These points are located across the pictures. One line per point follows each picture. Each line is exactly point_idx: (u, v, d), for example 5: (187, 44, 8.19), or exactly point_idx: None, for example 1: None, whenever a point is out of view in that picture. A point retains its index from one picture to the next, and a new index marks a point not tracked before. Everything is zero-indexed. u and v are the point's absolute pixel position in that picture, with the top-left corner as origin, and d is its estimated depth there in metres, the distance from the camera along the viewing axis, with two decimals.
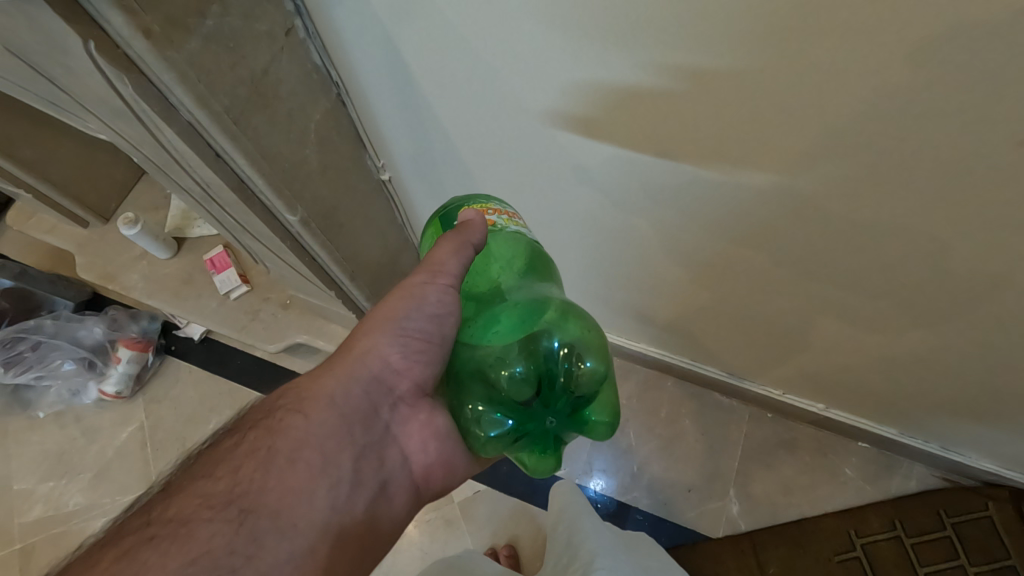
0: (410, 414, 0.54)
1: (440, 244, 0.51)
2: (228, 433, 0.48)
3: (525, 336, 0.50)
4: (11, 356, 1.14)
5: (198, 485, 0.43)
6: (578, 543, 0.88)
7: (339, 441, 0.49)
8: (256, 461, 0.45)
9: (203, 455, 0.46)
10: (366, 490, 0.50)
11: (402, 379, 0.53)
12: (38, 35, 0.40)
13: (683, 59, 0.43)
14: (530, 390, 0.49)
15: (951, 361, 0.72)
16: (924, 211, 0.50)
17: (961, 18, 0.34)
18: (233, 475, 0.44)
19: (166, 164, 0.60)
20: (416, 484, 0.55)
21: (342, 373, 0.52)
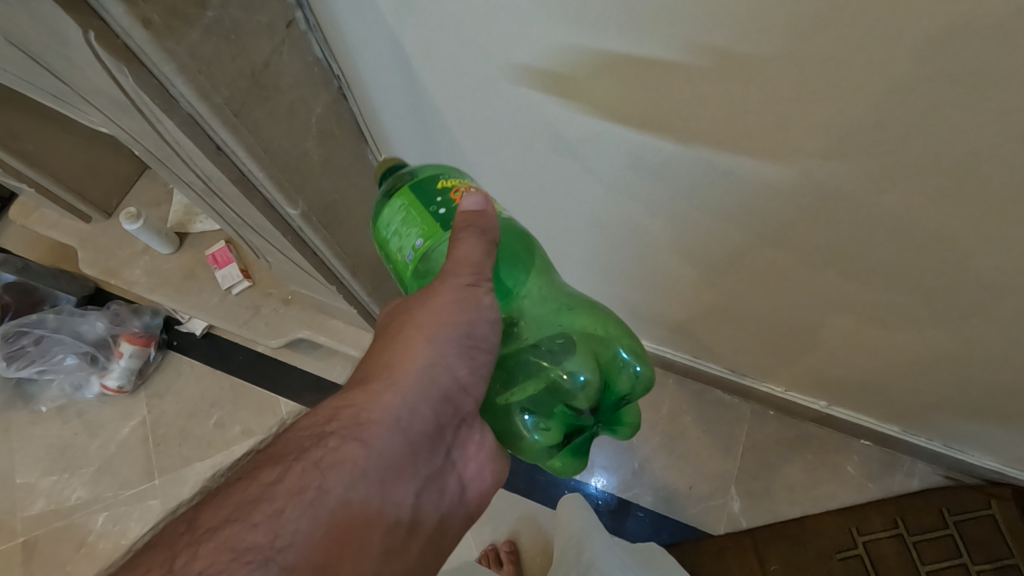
0: (467, 435, 0.48)
1: (462, 242, 0.42)
2: (259, 461, 0.37)
3: (581, 342, 0.54)
4: (15, 350, 1.15)
5: (231, 530, 0.34)
6: (590, 560, 0.88)
7: (401, 475, 0.41)
8: (304, 506, 0.35)
9: (224, 490, 0.36)
10: (422, 530, 0.43)
11: (467, 397, 0.46)
12: (39, 26, 0.40)
13: (700, 32, 0.41)
14: (592, 400, 0.54)
15: (955, 357, 0.71)
16: (927, 205, 0.50)
17: (960, 13, 0.33)
18: (275, 520, 0.35)
19: (167, 156, 0.60)
20: (471, 512, 0.49)
21: (407, 392, 0.42)
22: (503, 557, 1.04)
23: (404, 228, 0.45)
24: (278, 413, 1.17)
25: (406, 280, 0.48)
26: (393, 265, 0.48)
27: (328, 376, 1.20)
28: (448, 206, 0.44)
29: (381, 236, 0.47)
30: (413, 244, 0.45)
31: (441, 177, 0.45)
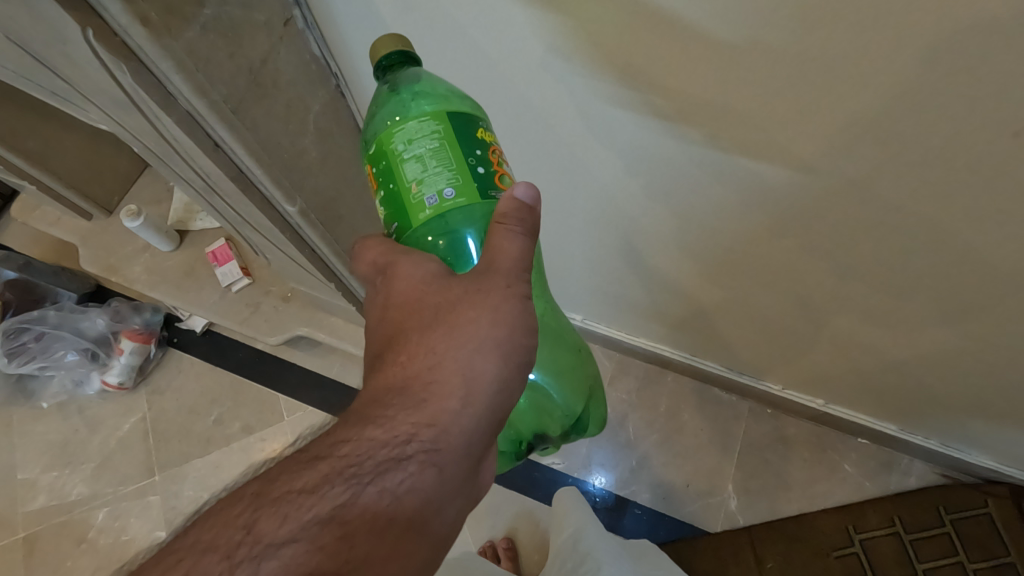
0: None
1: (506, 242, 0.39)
2: (321, 469, 0.34)
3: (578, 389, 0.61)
4: (15, 347, 1.15)
5: (290, 550, 0.31)
6: (585, 549, 0.89)
7: (463, 496, 0.38)
8: (372, 532, 0.33)
9: (281, 498, 0.33)
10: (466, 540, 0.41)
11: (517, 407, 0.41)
12: (38, 23, 0.40)
13: (698, 18, 0.40)
14: (566, 427, 0.63)
15: (950, 355, 0.71)
16: (919, 203, 0.50)
17: (941, 12, 0.34)
18: (341, 545, 0.32)
19: (166, 153, 0.60)
20: None
21: (480, 409, 0.38)
22: (500, 553, 1.05)
23: (435, 162, 0.40)
24: (277, 409, 1.18)
25: (399, 213, 0.42)
26: (395, 189, 0.41)
27: (328, 374, 1.21)
28: (485, 165, 0.41)
29: (396, 149, 0.41)
30: (441, 186, 0.40)
31: (480, 125, 0.43)
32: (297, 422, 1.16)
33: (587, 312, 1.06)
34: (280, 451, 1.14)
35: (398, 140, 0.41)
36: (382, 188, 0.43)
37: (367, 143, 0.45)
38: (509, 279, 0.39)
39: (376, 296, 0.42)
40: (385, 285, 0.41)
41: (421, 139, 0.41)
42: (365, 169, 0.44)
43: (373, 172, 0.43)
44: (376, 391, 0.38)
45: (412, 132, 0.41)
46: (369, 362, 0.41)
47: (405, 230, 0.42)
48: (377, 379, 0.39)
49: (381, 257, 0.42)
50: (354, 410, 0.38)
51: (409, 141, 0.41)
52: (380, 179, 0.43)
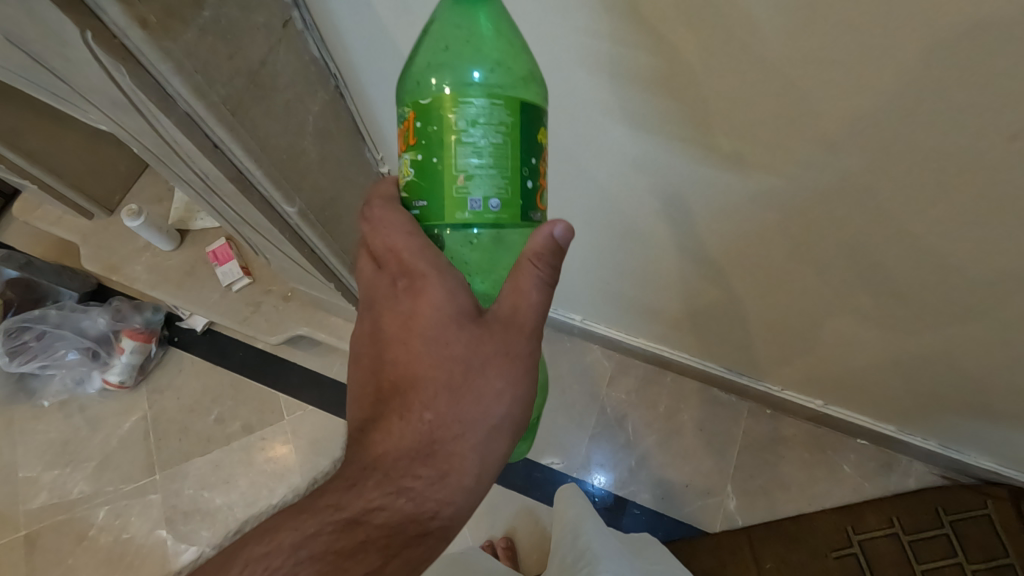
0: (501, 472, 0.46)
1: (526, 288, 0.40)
2: (355, 533, 0.39)
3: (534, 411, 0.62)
4: (16, 346, 1.15)
5: None
6: (584, 543, 0.88)
7: None
8: None
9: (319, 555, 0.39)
10: None
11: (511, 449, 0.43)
12: (38, 25, 0.41)
13: (695, 19, 0.40)
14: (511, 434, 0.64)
15: (948, 356, 0.71)
16: (915, 205, 0.50)
17: (937, 13, 0.34)
18: None
19: (166, 154, 0.60)
20: None
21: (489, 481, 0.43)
22: (499, 552, 1.05)
23: (493, 159, 0.39)
24: (277, 409, 1.18)
25: (436, 191, 0.40)
26: (439, 163, 0.39)
27: (327, 373, 1.21)
28: (535, 179, 0.41)
29: (455, 123, 0.38)
30: (488, 193, 0.39)
31: (542, 127, 0.41)
32: (297, 421, 1.17)
33: (586, 312, 1.06)
34: (283, 451, 1.15)
35: (462, 115, 0.38)
36: (423, 151, 0.40)
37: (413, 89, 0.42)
38: (521, 317, 0.40)
39: (391, 305, 0.42)
40: (405, 307, 0.41)
41: (487, 126, 0.38)
42: (406, 116, 0.41)
43: (418, 131, 0.40)
44: (400, 446, 0.41)
45: (480, 114, 0.38)
46: (385, 395, 0.42)
47: (435, 211, 0.40)
48: (399, 432, 0.41)
49: (400, 267, 0.41)
50: (377, 458, 0.41)
51: (473, 122, 0.38)
52: (426, 144, 0.39)
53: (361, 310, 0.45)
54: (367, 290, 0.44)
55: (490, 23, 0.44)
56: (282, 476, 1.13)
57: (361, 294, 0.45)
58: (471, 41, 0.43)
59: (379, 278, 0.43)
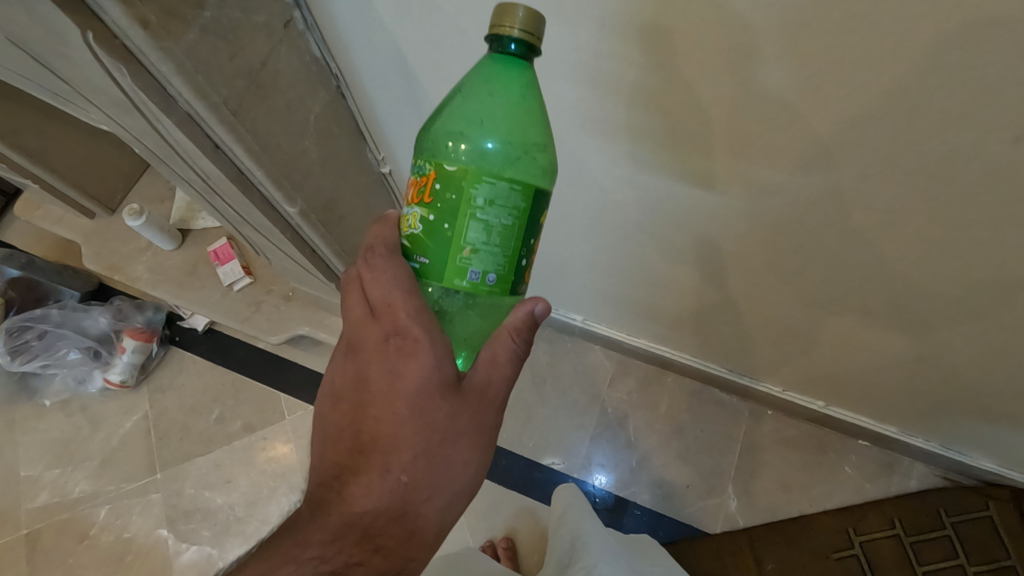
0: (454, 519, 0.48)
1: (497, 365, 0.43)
2: None
3: None
4: (18, 345, 1.14)
5: None
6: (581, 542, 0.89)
7: None
8: None
9: None
10: None
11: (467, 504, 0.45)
12: (39, 26, 0.41)
13: (697, 19, 0.40)
14: None
15: (949, 358, 0.71)
16: (916, 207, 0.50)
17: (940, 13, 0.34)
18: None
19: (166, 154, 0.60)
20: None
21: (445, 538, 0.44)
22: (500, 553, 1.05)
23: (498, 239, 0.40)
24: (278, 409, 1.18)
25: (442, 253, 0.41)
26: (449, 229, 0.40)
27: None
28: (530, 260, 0.43)
29: (472, 198, 0.39)
30: (487, 268, 0.41)
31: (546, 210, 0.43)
32: (298, 420, 1.17)
33: (587, 312, 1.06)
34: (284, 450, 1.15)
35: (480, 193, 0.39)
36: (437, 211, 0.40)
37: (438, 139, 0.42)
38: (492, 390, 0.43)
39: (375, 354, 0.42)
40: (391, 363, 0.42)
41: (500, 208, 0.40)
42: (423, 172, 0.41)
43: (434, 193, 0.40)
44: (373, 502, 0.42)
45: (495, 196, 0.39)
46: (361, 447, 0.42)
47: (437, 269, 0.42)
48: (374, 488, 0.42)
49: (390, 320, 0.42)
50: (350, 510, 0.42)
51: (489, 203, 0.39)
52: (439, 209, 0.40)
53: (343, 347, 0.45)
54: (351, 326, 0.44)
55: (526, 82, 0.42)
56: (283, 476, 1.13)
57: (346, 330, 0.45)
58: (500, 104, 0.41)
59: (366, 322, 0.44)
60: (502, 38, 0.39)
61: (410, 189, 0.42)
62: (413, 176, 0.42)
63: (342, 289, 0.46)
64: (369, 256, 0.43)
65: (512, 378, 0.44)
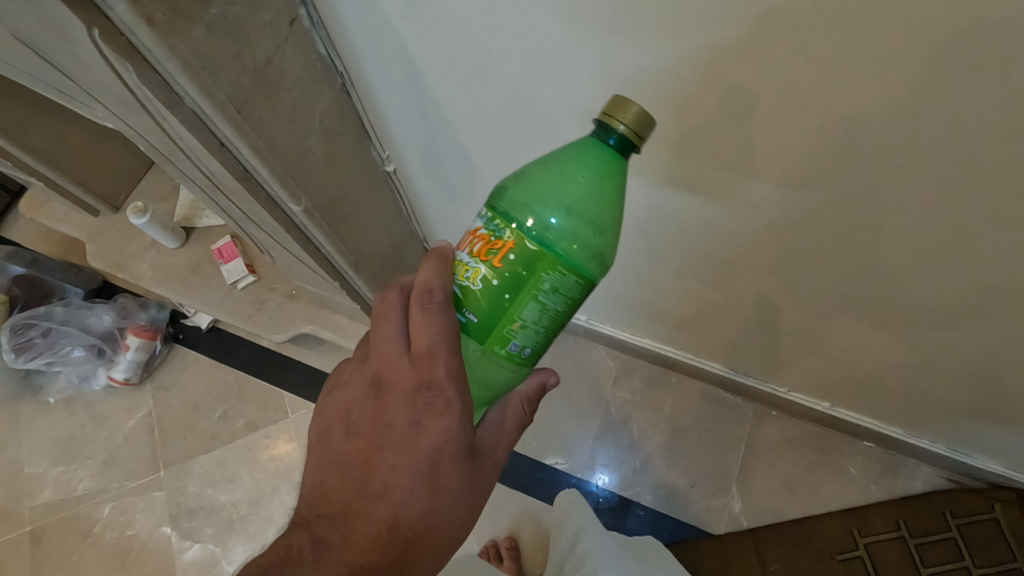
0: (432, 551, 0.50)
1: (504, 428, 0.48)
2: None
3: None
4: (22, 342, 1.15)
5: None
6: (582, 544, 0.88)
7: None
8: None
9: None
10: None
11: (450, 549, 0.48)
12: (45, 22, 0.40)
13: (707, 16, 0.39)
14: None
15: (955, 359, 0.71)
16: (926, 208, 0.50)
17: (952, 13, 0.33)
18: None
19: (171, 152, 0.60)
20: None
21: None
22: (503, 553, 1.05)
23: (545, 321, 0.43)
24: (282, 407, 1.18)
25: (494, 317, 0.42)
26: (507, 299, 0.41)
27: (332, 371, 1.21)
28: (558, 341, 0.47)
29: (540, 280, 0.41)
30: (526, 344, 0.44)
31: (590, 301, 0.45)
32: (301, 418, 1.17)
33: (591, 312, 1.06)
34: (288, 448, 1.15)
35: (549, 280, 0.41)
36: (502, 277, 0.41)
37: (519, 201, 0.42)
38: (493, 451, 0.47)
39: (403, 401, 0.43)
40: (418, 414, 0.42)
41: (560, 297, 0.41)
42: (500, 236, 0.41)
43: (506, 261, 0.41)
44: (371, 551, 0.42)
45: (561, 285, 0.41)
46: (370, 490, 0.43)
47: (483, 329, 0.43)
48: (375, 536, 0.42)
49: (426, 372, 0.42)
50: (345, 554, 0.42)
51: (553, 290, 0.41)
52: (505, 277, 0.41)
53: (368, 381, 0.44)
54: (381, 360, 0.44)
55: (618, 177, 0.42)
56: (287, 474, 1.13)
57: (373, 363, 0.45)
58: (585, 191, 0.41)
59: (397, 362, 0.44)
60: (607, 130, 0.41)
61: (476, 241, 0.42)
62: (485, 233, 0.42)
63: (376, 315, 0.45)
64: (415, 297, 0.43)
65: (513, 442, 0.49)
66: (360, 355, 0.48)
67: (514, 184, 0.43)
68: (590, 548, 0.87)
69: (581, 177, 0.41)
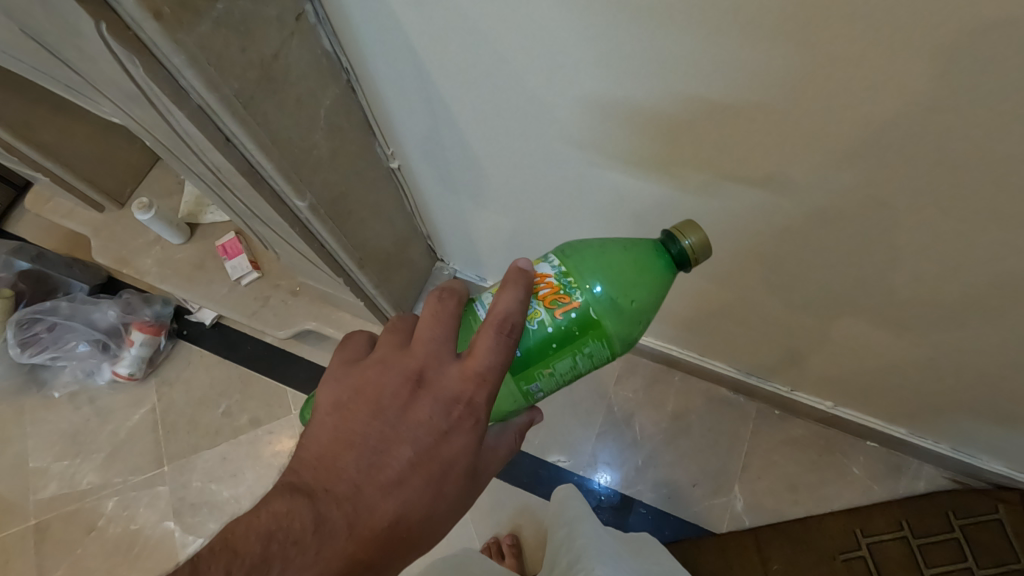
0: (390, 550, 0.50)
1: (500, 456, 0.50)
2: None
3: None
4: (27, 337, 1.15)
5: None
6: (579, 537, 0.88)
7: None
8: None
9: None
10: None
11: None
12: (55, 18, 0.41)
13: (713, 15, 0.39)
14: None
15: (961, 361, 0.70)
16: (930, 209, 0.50)
17: (954, 15, 0.33)
18: None
19: (178, 147, 0.61)
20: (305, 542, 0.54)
21: None
22: (504, 550, 1.04)
23: (567, 373, 0.48)
24: (285, 403, 1.19)
25: (533, 358, 0.46)
26: (552, 346, 0.46)
27: None
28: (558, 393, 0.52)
29: (585, 342, 0.46)
30: (543, 388, 0.48)
31: None
32: None
33: None
34: (290, 444, 1.15)
35: (591, 346, 0.46)
36: (555, 327, 0.45)
37: (591, 265, 0.46)
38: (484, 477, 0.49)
39: (441, 408, 0.42)
40: (449, 426, 0.42)
41: (590, 361, 0.47)
42: (570, 293, 0.45)
43: (565, 317, 0.45)
44: (369, 545, 0.41)
45: (596, 353, 0.47)
46: (385, 484, 0.41)
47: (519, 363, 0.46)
48: (377, 530, 0.41)
49: (471, 391, 0.42)
50: (347, 544, 0.40)
51: (590, 354, 0.46)
52: (559, 328, 0.45)
53: (408, 375, 0.43)
54: (428, 359, 0.43)
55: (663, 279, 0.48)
56: None
57: (418, 357, 0.43)
58: (643, 279, 0.46)
59: (442, 363, 0.43)
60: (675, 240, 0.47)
61: (544, 287, 0.46)
62: (555, 283, 0.46)
63: (431, 312, 0.44)
64: (488, 320, 0.42)
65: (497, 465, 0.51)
66: (395, 339, 0.45)
67: (585, 245, 0.48)
68: (586, 541, 0.87)
69: (638, 267, 0.46)
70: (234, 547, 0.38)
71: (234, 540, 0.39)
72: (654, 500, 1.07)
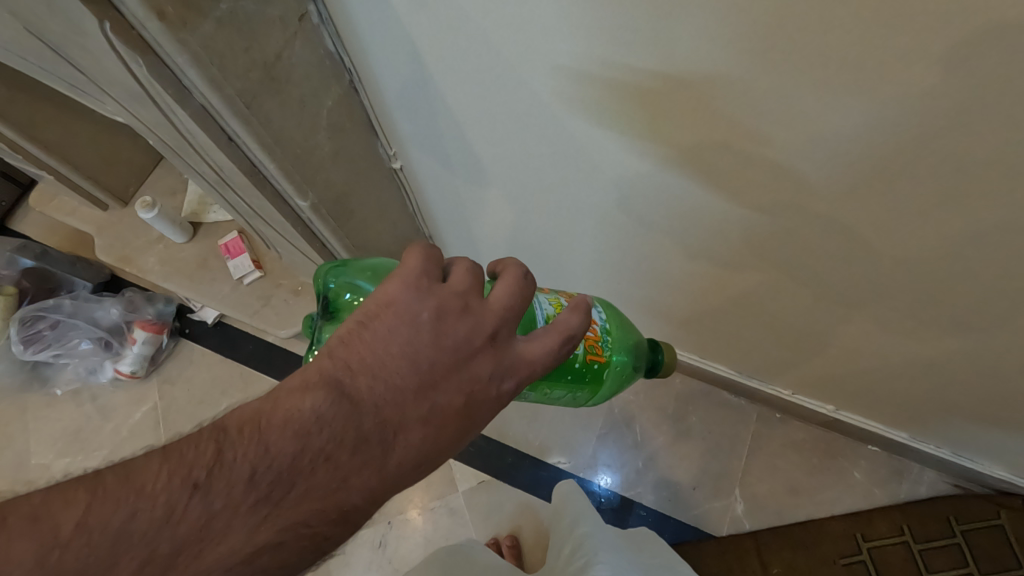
0: None
1: None
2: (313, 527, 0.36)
3: None
4: (31, 334, 1.15)
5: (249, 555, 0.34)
6: (580, 531, 0.88)
7: None
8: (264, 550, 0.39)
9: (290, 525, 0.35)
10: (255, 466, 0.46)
11: None
12: (60, 18, 0.41)
13: (716, 17, 0.39)
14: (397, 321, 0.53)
15: (962, 365, 0.70)
16: (934, 211, 0.50)
17: (951, 21, 0.34)
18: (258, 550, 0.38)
19: (181, 147, 0.61)
20: None
21: None
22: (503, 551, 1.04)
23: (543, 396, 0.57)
24: None
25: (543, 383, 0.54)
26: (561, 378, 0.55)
27: None
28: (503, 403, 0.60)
29: (574, 384, 0.57)
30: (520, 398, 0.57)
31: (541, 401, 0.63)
32: None
33: None
34: None
35: (570, 391, 0.58)
36: (573, 366, 0.55)
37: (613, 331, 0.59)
38: None
39: (497, 376, 0.39)
40: (494, 396, 0.39)
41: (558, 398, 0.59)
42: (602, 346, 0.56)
43: (589, 363, 0.55)
44: (389, 486, 0.37)
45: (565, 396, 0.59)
46: (421, 433, 0.38)
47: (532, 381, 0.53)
48: (400, 474, 0.37)
49: (524, 374, 0.40)
50: (369, 479, 0.36)
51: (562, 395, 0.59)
52: (575, 369, 0.55)
53: (479, 332, 0.38)
54: (503, 327, 0.39)
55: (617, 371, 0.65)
56: None
57: (493, 319, 0.38)
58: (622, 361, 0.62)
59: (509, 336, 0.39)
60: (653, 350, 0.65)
61: (592, 330, 0.54)
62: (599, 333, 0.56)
63: (516, 282, 0.39)
64: (555, 326, 0.41)
65: None
66: (476, 280, 0.40)
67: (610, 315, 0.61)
68: (588, 532, 0.87)
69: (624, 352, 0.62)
70: (264, 440, 0.35)
71: (267, 427, 0.35)
72: (653, 499, 1.07)
